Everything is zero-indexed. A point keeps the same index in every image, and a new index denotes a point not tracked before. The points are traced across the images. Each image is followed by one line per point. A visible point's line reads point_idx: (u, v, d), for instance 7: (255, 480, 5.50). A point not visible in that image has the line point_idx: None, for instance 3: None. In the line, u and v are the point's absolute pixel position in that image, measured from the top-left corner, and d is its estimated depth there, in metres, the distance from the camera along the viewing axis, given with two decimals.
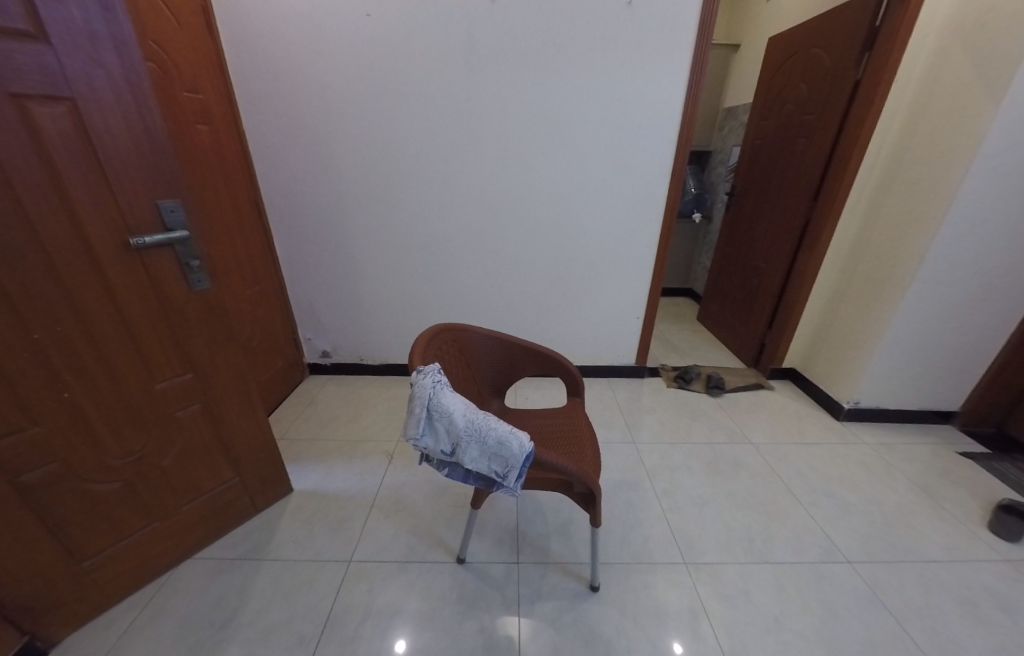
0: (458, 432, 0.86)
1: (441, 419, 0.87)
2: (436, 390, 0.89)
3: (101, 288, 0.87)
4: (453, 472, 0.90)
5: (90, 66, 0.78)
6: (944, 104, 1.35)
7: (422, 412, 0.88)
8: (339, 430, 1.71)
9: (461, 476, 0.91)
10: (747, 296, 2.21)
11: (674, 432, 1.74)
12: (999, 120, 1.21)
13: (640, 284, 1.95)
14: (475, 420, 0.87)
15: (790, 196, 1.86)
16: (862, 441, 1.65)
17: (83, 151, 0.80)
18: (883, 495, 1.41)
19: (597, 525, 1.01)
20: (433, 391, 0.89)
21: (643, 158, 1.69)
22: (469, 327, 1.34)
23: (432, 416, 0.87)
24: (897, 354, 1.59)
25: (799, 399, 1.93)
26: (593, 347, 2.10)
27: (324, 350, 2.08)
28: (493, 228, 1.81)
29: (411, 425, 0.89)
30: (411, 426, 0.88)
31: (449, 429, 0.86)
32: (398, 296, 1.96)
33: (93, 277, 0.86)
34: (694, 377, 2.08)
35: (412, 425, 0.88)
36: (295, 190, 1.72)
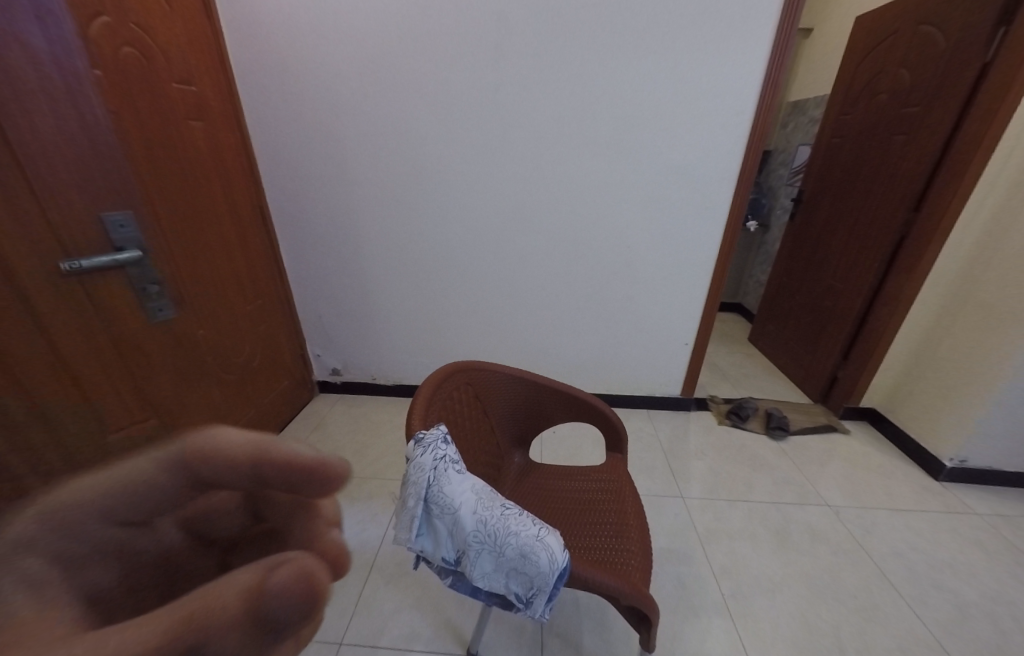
0: (466, 539, 0.70)
1: (443, 518, 0.71)
2: (437, 475, 0.73)
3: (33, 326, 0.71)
4: (455, 577, 0.75)
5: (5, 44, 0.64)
6: None
7: (423, 502, 0.72)
8: (345, 463, 1.54)
9: (464, 584, 0.75)
10: (816, 320, 1.91)
11: (729, 487, 1.48)
12: None
13: (691, 305, 1.68)
14: (487, 521, 0.70)
15: (880, 207, 1.57)
16: (971, 510, 1.34)
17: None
18: (1013, 594, 1.11)
19: (648, 650, 0.81)
20: (436, 477, 0.72)
21: (703, 158, 1.42)
22: (485, 365, 1.13)
23: (434, 510, 0.71)
24: (1022, 409, 1.27)
25: (881, 448, 1.62)
26: (632, 375, 1.85)
27: (335, 368, 1.92)
28: (522, 241, 1.59)
29: (406, 516, 0.73)
30: (407, 519, 0.72)
31: (455, 532, 0.70)
32: (416, 314, 1.77)
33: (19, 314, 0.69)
34: (751, 414, 1.80)
35: (408, 519, 0.72)
36: (304, 195, 1.55)
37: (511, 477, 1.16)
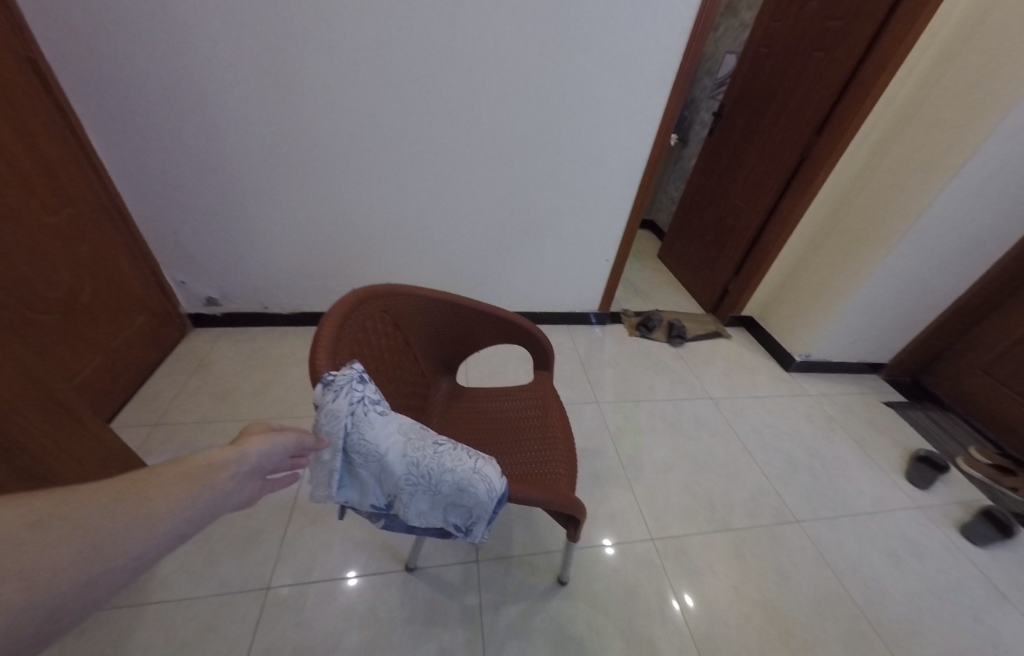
0: (398, 484, 0.64)
1: (369, 467, 0.63)
2: (356, 422, 0.63)
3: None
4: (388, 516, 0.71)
5: None
6: (996, 32, 1.11)
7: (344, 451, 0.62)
8: (243, 405, 1.34)
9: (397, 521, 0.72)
10: (717, 237, 2.06)
11: (636, 390, 1.66)
12: None
13: (615, 221, 1.66)
14: (419, 461, 0.65)
15: (788, 125, 1.62)
16: (806, 392, 1.72)
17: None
18: (824, 449, 1.49)
19: (574, 540, 0.91)
20: (356, 423, 0.63)
21: (644, 52, 1.26)
22: (402, 288, 0.99)
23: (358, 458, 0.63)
24: (857, 312, 1.58)
25: (752, 348, 1.94)
26: (555, 293, 1.85)
27: (209, 297, 1.57)
28: (437, 137, 1.33)
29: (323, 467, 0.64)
30: (324, 472, 0.63)
31: (384, 478, 0.64)
32: (310, 228, 1.46)
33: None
34: (656, 325, 1.98)
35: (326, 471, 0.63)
36: (108, 47, 1.05)
37: (438, 404, 1.12)
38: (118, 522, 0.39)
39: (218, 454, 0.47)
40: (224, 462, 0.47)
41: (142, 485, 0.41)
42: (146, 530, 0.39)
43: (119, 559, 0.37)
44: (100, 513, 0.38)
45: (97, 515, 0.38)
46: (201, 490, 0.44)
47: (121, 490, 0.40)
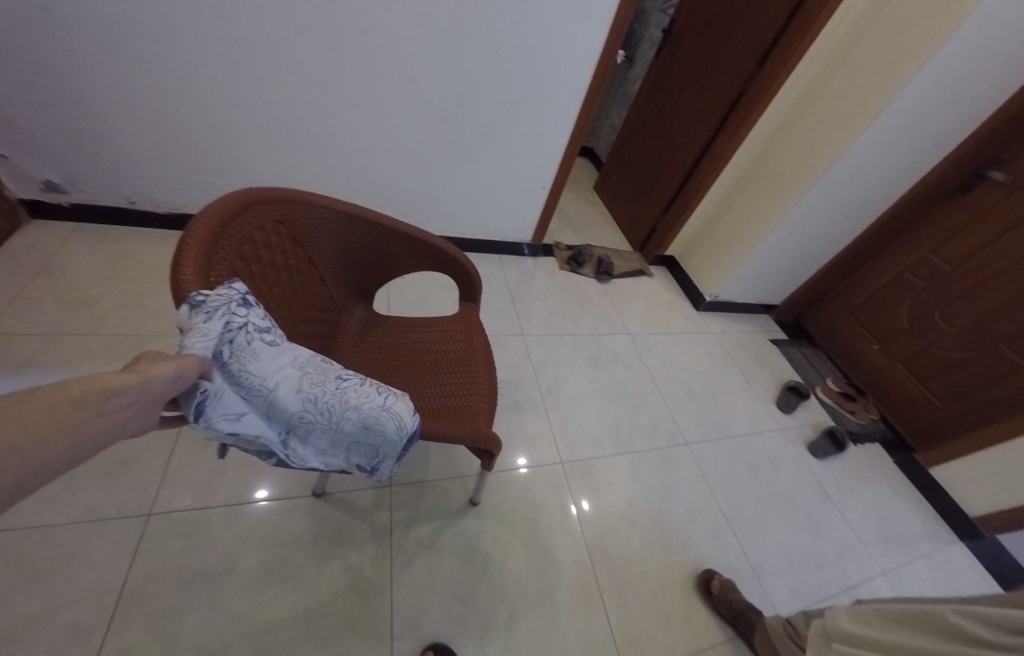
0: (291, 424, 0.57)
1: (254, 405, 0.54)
2: (236, 355, 0.51)
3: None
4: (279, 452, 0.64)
5: None
6: None
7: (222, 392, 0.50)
8: (105, 319, 1.13)
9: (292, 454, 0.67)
10: (652, 171, 2.05)
11: (561, 323, 1.69)
12: (976, 14, 1.05)
13: (555, 143, 1.55)
14: (320, 399, 0.58)
15: (734, 50, 1.56)
16: (711, 330, 1.89)
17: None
18: (717, 381, 1.68)
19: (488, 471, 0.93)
20: (236, 355, 0.52)
21: None
22: (304, 197, 0.83)
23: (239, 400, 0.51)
24: (763, 257, 1.72)
25: (669, 286, 2.05)
26: (487, 218, 1.74)
27: (47, 183, 1.23)
28: (345, 1, 1.07)
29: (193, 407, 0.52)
30: (187, 420, 0.48)
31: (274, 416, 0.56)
32: (180, 104, 1.17)
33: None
34: (587, 260, 1.99)
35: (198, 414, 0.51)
36: None
37: (350, 333, 1.03)
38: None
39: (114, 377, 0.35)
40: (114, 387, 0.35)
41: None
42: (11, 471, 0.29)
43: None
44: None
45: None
46: (77, 423, 0.32)
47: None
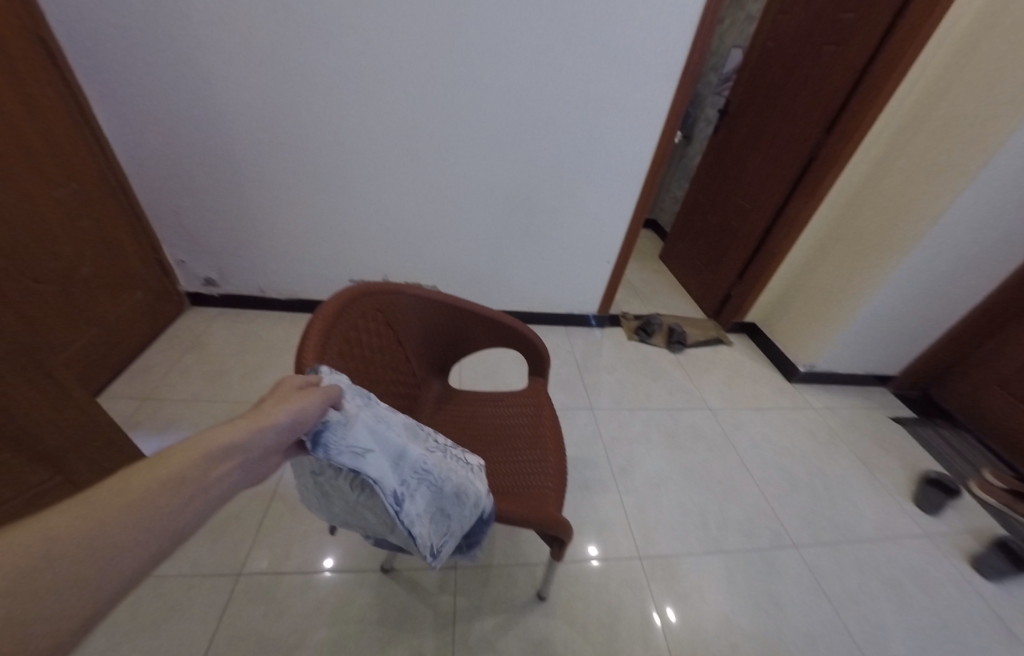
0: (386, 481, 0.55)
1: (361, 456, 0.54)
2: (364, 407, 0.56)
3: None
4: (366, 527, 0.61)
5: None
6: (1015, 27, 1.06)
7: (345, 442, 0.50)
8: (232, 388, 1.34)
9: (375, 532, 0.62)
10: (721, 239, 2.03)
11: (632, 396, 1.62)
12: None
13: (618, 222, 1.63)
14: (423, 459, 0.57)
15: (797, 122, 1.59)
16: (810, 405, 1.66)
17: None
18: (826, 467, 1.43)
19: (559, 560, 0.86)
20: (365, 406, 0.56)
21: (648, 49, 1.23)
22: (396, 288, 0.96)
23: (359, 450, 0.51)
24: (866, 323, 1.53)
25: (752, 355, 1.89)
26: (554, 293, 1.82)
27: (208, 278, 1.58)
28: (436, 130, 1.32)
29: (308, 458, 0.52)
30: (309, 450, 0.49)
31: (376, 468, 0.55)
32: (308, 216, 1.47)
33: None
34: (656, 329, 1.94)
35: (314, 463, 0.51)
36: (113, 28, 1.07)
37: (427, 405, 1.10)
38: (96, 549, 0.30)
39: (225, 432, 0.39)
40: (228, 451, 0.38)
41: (114, 492, 0.32)
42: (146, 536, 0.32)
43: (109, 590, 0.30)
44: (65, 540, 0.29)
45: (63, 535, 0.30)
46: (187, 494, 0.35)
47: (84, 503, 0.31)
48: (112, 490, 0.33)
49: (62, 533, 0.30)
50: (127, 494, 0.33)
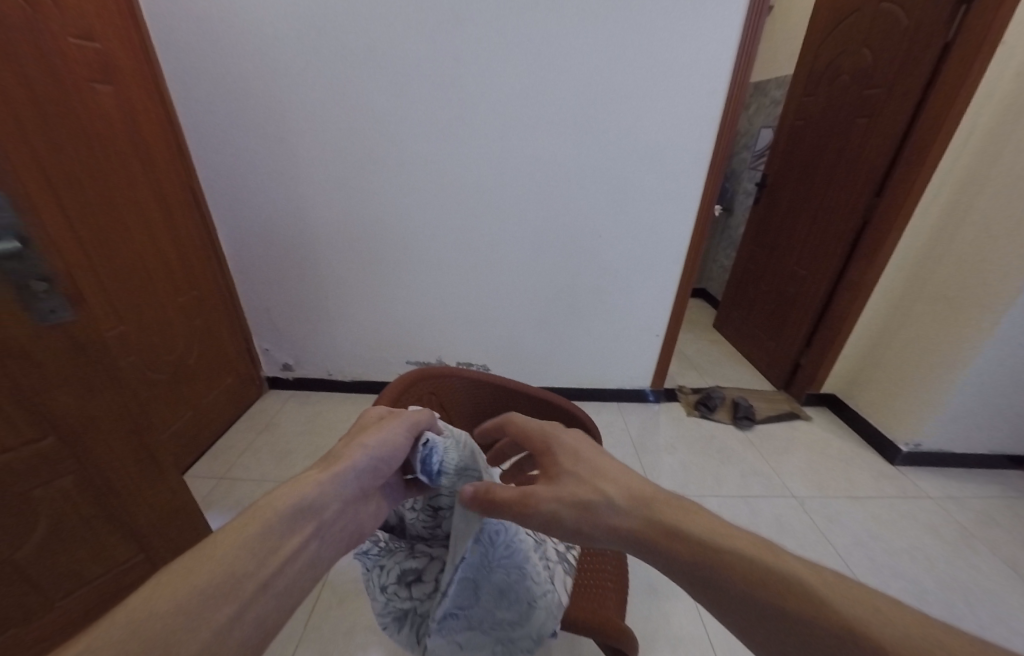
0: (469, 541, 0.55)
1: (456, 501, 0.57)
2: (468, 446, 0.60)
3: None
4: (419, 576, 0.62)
5: None
6: None
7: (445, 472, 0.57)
8: (297, 467, 1.42)
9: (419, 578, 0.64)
10: (779, 305, 1.95)
11: (699, 481, 1.46)
12: None
13: (663, 297, 1.63)
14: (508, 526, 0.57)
15: (842, 190, 1.60)
16: (926, 494, 1.39)
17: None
18: (966, 577, 1.14)
19: None
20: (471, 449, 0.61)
21: (675, 144, 1.34)
22: (450, 371, 1.02)
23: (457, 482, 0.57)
24: (974, 392, 1.32)
25: (838, 431, 1.67)
26: (603, 369, 1.80)
27: (286, 364, 1.78)
28: (485, 228, 1.47)
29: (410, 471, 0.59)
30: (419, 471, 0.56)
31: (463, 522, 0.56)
32: (373, 307, 1.64)
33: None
34: (718, 404, 1.81)
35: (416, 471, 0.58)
36: (242, 176, 1.39)
37: None
38: (219, 594, 0.35)
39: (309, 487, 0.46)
40: (313, 499, 0.45)
41: (230, 542, 0.38)
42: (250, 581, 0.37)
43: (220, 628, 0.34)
44: (195, 587, 0.35)
45: (192, 583, 0.35)
46: (280, 544, 0.41)
47: (207, 552, 0.37)
48: (221, 540, 0.38)
49: (190, 582, 0.35)
50: (241, 544, 0.38)
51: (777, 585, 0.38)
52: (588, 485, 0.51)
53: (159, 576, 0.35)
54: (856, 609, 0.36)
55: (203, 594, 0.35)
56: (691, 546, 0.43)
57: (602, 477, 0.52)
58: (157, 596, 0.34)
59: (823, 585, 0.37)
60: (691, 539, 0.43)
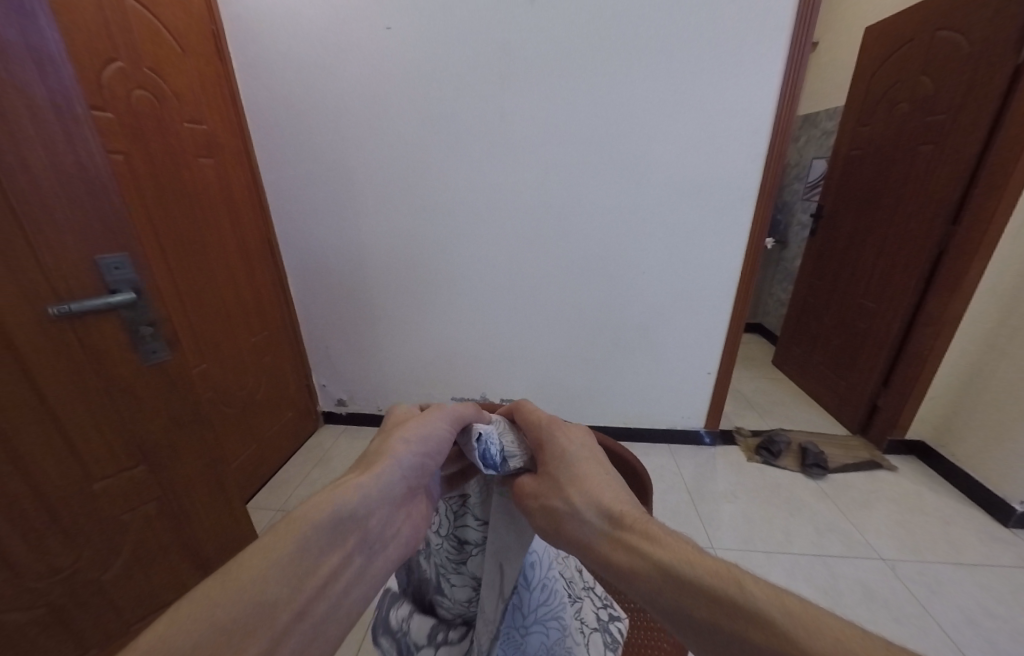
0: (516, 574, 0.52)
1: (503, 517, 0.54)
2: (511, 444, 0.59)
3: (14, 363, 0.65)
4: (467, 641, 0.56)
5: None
6: None
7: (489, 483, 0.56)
8: None
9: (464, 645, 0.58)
10: (848, 342, 1.82)
11: (765, 535, 1.32)
12: None
13: (714, 334, 1.57)
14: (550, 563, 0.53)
15: (914, 220, 1.51)
16: None
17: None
18: None
19: None
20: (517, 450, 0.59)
21: (720, 182, 1.33)
22: None
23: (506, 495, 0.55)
24: None
25: (930, 484, 1.47)
26: (652, 408, 1.73)
27: (339, 399, 1.87)
28: (529, 270, 1.52)
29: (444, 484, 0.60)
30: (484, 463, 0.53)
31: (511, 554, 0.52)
32: (421, 346, 1.71)
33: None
34: (783, 449, 1.66)
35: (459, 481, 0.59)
36: (311, 229, 1.54)
37: None
38: (262, 612, 0.39)
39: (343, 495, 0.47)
40: (349, 509, 0.46)
41: (271, 557, 0.41)
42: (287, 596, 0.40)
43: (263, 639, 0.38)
44: (239, 602, 0.38)
45: (239, 598, 0.38)
46: (316, 558, 0.43)
47: (252, 566, 0.40)
48: (259, 552, 0.41)
49: (237, 596, 0.38)
50: (282, 560, 0.41)
51: (734, 614, 0.35)
52: (562, 495, 0.50)
53: (209, 583, 0.38)
54: (817, 641, 0.32)
55: (247, 609, 0.38)
56: (656, 569, 0.41)
57: (576, 486, 0.51)
58: (209, 607, 0.37)
59: (789, 617, 0.34)
60: (652, 563, 0.41)
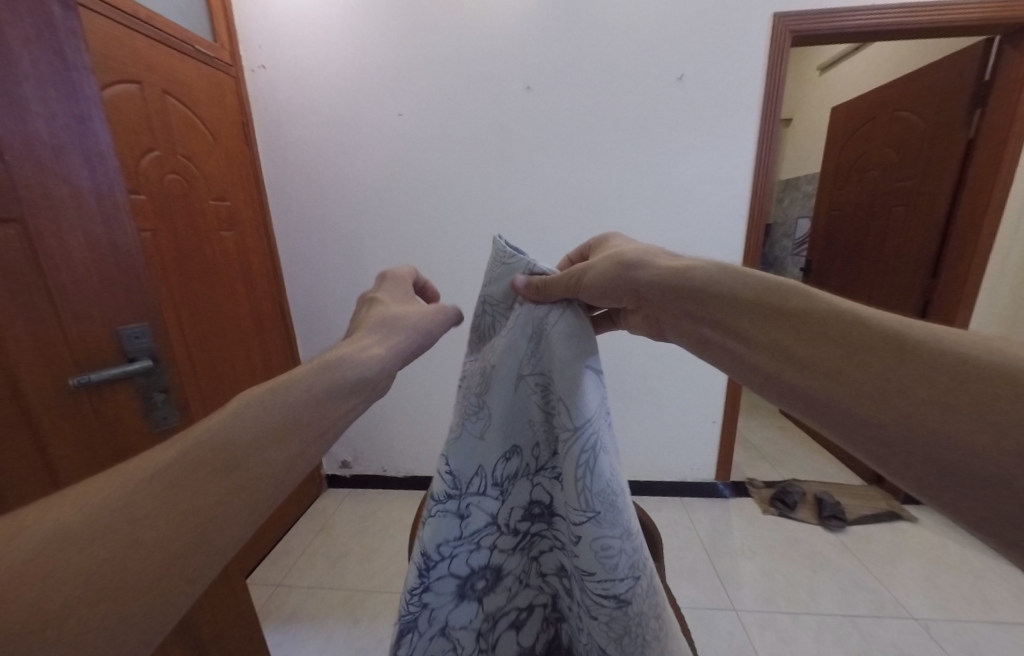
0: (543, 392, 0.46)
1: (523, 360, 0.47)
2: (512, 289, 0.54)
3: (26, 436, 0.64)
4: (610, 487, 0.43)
5: (46, 166, 0.62)
6: None
7: (509, 320, 0.50)
8: (349, 574, 1.39)
9: (583, 512, 0.42)
10: None
11: (790, 596, 1.25)
12: None
13: (718, 384, 1.59)
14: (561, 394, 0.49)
15: (898, 270, 1.59)
16: None
17: (13, 245, 0.60)
18: None
19: None
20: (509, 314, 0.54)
21: (710, 245, 1.42)
22: None
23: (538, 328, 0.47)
24: None
25: (954, 537, 1.45)
26: (661, 461, 1.70)
27: (344, 460, 1.84)
28: None
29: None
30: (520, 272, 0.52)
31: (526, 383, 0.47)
32: (427, 405, 1.71)
33: (13, 417, 0.63)
34: (798, 501, 1.62)
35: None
36: (321, 292, 1.59)
37: None
38: (223, 526, 0.32)
39: (336, 367, 0.45)
40: (335, 389, 0.43)
41: (206, 480, 0.32)
42: (244, 470, 0.34)
43: (208, 524, 0.32)
44: (182, 532, 0.30)
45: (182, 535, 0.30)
46: (295, 430, 0.39)
47: (170, 493, 0.31)
48: (215, 423, 0.36)
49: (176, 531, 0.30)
50: (226, 475, 0.33)
51: (786, 292, 0.41)
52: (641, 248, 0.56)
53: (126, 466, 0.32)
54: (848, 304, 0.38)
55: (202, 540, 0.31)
56: (715, 268, 0.47)
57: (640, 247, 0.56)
58: (128, 556, 0.28)
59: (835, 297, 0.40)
60: (723, 270, 0.46)
